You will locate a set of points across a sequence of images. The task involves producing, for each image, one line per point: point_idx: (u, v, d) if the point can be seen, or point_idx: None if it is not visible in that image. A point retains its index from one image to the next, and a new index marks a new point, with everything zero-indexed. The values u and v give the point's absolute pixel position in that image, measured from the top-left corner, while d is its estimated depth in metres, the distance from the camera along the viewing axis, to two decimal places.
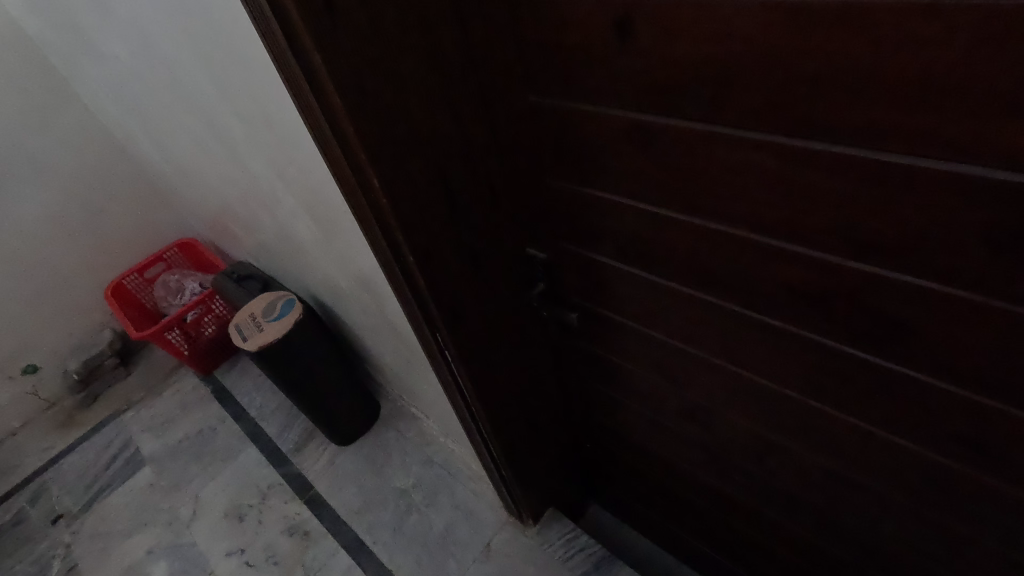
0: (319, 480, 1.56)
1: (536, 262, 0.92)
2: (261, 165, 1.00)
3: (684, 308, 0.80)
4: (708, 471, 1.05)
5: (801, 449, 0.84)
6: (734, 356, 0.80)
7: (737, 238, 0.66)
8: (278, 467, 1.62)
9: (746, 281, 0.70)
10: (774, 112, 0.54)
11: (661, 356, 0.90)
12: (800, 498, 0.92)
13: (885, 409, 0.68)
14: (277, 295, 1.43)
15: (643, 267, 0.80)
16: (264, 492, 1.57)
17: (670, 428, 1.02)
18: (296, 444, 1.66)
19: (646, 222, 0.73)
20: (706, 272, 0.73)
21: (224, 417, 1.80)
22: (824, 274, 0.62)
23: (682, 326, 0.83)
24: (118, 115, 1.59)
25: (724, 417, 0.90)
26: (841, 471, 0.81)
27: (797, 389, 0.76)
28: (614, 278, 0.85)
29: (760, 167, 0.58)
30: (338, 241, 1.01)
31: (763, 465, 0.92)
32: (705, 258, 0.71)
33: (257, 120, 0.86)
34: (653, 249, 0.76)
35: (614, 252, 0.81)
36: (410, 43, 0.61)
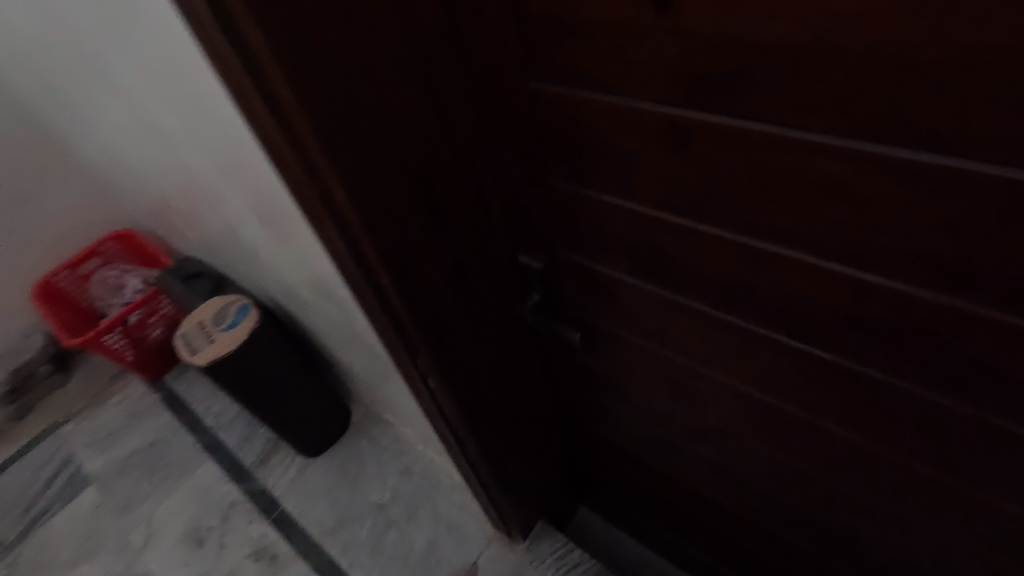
0: (286, 495, 1.44)
1: (530, 270, 0.80)
2: (199, 160, 0.84)
3: (703, 327, 0.69)
4: (718, 490, 0.96)
5: (827, 480, 0.75)
6: (761, 380, 0.70)
7: (780, 256, 0.55)
8: (240, 483, 1.49)
9: (787, 305, 0.59)
10: (851, 109, 0.41)
11: (672, 376, 0.80)
12: (821, 526, 0.84)
13: (936, 449, 0.60)
14: (229, 299, 1.27)
15: (659, 283, 0.69)
16: (225, 511, 1.44)
17: (676, 446, 0.93)
18: (259, 456, 1.52)
19: (667, 233, 0.62)
20: (737, 291, 0.62)
21: (179, 428, 1.65)
22: (889, 304, 0.51)
23: (702, 346, 0.72)
24: (32, 92, 1.37)
25: (740, 440, 0.81)
26: (873, 505, 0.73)
27: (828, 420, 0.67)
28: (621, 292, 0.74)
29: (820, 179, 0.47)
30: (293, 247, 0.87)
31: (781, 490, 0.84)
32: (738, 277, 0.60)
33: (187, 108, 0.70)
34: (674, 263, 0.65)
35: (625, 264, 0.70)
36: (373, 21, 0.48)
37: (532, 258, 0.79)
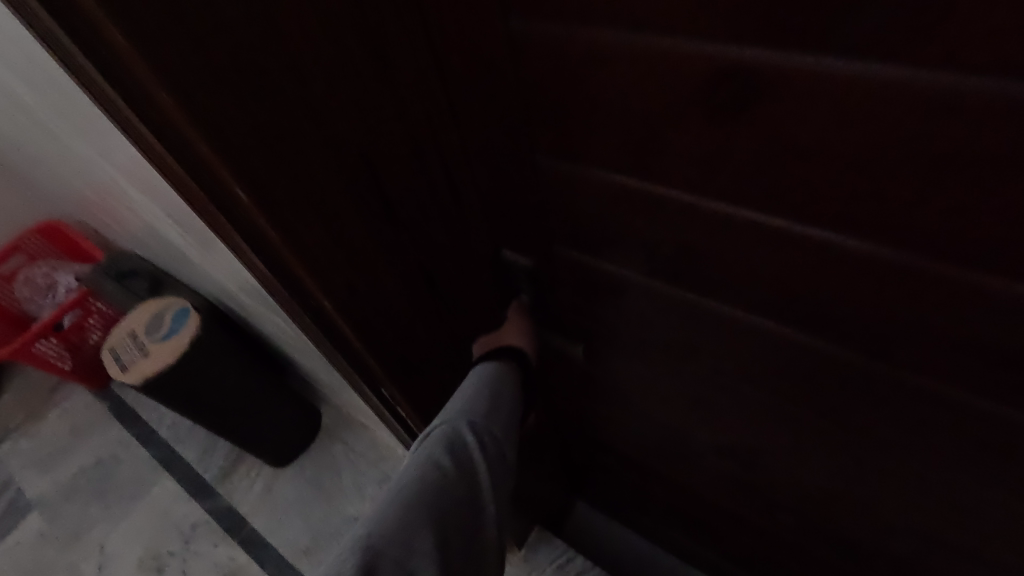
0: (254, 513, 1.29)
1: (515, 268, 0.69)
2: (87, 147, 0.67)
3: (735, 338, 0.57)
4: (745, 507, 0.82)
5: (883, 508, 0.63)
6: (808, 399, 0.57)
7: (853, 255, 0.41)
8: (201, 501, 1.34)
9: (855, 316, 0.46)
10: (985, 48, 0.28)
11: (692, 385, 0.67)
12: (870, 555, 0.71)
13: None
14: (164, 304, 1.09)
15: (682, 285, 0.55)
16: (187, 534, 1.30)
17: (692, 458, 0.81)
18: (222, 470, 1.37)
19: (697, 224, 0.48)
20: (783, 298, 0.49)
21: (130, 442, 1.48)
22: (1005, 318, 0.38)
23: (735, 359, 0.59)
24: None
25: (773, 457, 0.69)
26: (943, 541, 0.60)
27: (888, 446, 0.55)
28: (628, 294, 0.61)
29: (944, 148, 0.33)
30: (218, 250, 0.70)
31: (822, 514, 0.71)
32: (789, 280, 0.47)
33: (49, 79, 0.53)
34: (703, 263, 0.51)
35: (636, 262, 0.56)
36: None
37: (517, 254, 0.67)
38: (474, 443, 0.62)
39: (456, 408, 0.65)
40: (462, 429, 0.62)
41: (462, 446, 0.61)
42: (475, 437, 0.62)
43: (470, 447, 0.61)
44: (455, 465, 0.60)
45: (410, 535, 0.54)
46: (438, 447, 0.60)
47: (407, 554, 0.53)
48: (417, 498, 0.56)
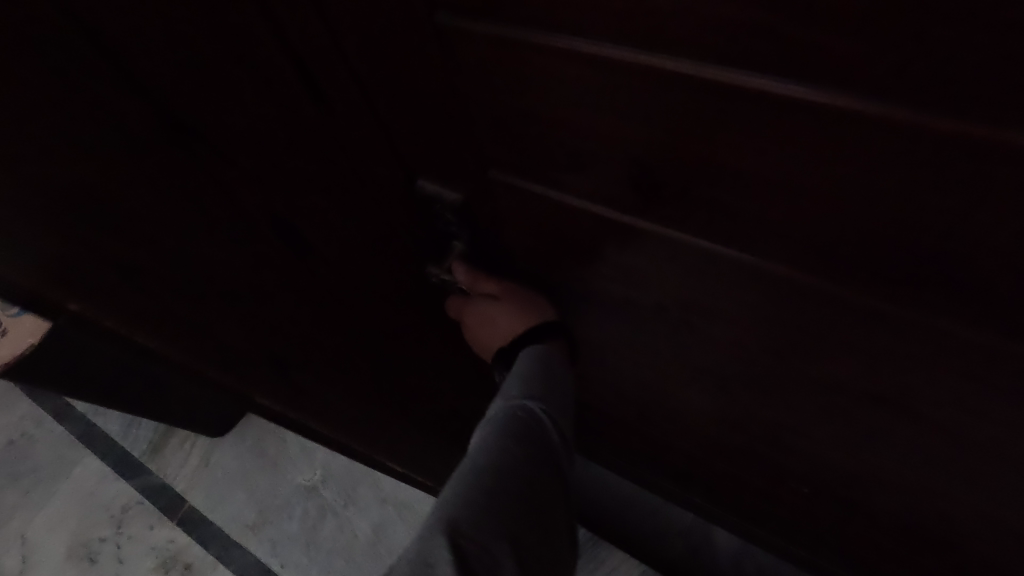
0: (192, 489, 1.15)
1: (440, 206, 0.51)
2: None
3: (742, 281, 0.42)
4: (738, 467, 0.70)
5: (910, 468, 0.52)
6: (823, 350, 0.44)
7: (970, 148, 0.26)
8: (132, 479, 1.18)
9: (949, 247, 0.31)
10: None
11: (679, 340, 0.53)
12: (881, 514, 0.61)
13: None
14: None
15: (668, 214, 0.39)
16: (119, 516, 1.15)
17: (679, 420, 0.68)
18: (152, 443, 1.21)
19: (714, 127, 0.31)
20: (839, 231, 0.33)
21: (43, 418, 1.29)
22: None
23: (732, 305, 0.45)
24: None
25: (778, 417, 0.56)
26: (980, 502, 0.50)
27: (919, 400, 0.44)
28: (598, 232, 0.45)
29: None
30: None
31: (834, 476, 0.60)
32: (851, 203, 0.31)
33: None
34: (714, 183, 0.35)
35: (611, 186, 0.40)
36: None
37: (442, 191, 0.49)
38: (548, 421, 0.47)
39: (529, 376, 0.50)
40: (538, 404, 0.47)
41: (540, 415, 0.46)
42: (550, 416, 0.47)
43: (546, 413, 0.47)
44: (538, 437, 0.45)
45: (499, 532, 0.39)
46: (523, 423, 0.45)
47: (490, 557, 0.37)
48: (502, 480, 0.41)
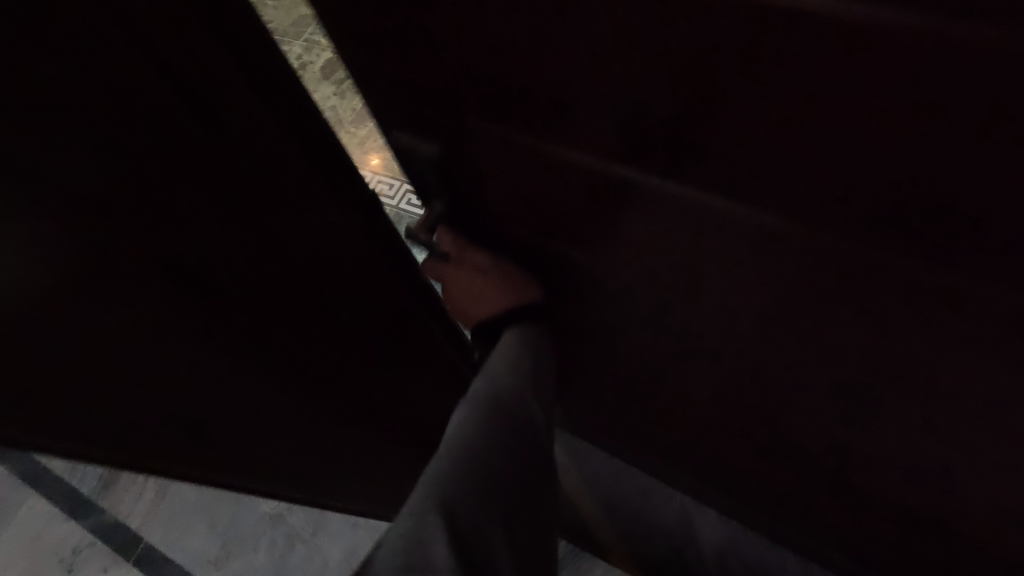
0: (149, 526, 1.07)
1: (417, 157, 0.50)
2: None
3: (735, 242, 0.40)
4: (727, 448, 0.68)
5: (904, 442, 0.50)
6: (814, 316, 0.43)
7: (966, 81, 0.25)
8: (84, 519, 1.10)
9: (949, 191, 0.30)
10: None
11: (665, 313, 0.52)
12: (874, 494, 0.59)
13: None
14: None
15: (654, 164, 0.38)
16: (68, 561, 1.07)
17: (668, 400, 0.66)
18: (106, 479, 1.13)
19: (695, 54, 0.30)
20: (833, 181, 0.32)
21: None
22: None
23: (720, 268, 0.44)
24: None
25: (767, 393, 0.55)
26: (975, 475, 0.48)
27: (911, 369, 0.43)
28: (588, 187, 0.44)
29: None
30: None
31: (826, 456, 0.58)
32: (847, 146, 0.30)
33: None
34: (710, 128, 0.33)
35: (605, 129, 0.38)
36: None
37: (417, 139, 0.49)
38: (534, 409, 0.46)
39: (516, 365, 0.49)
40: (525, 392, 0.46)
41: (514, 388, 0.46)
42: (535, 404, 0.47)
43: (527, 380, 0.47)
44: (522, 412, 0.45)
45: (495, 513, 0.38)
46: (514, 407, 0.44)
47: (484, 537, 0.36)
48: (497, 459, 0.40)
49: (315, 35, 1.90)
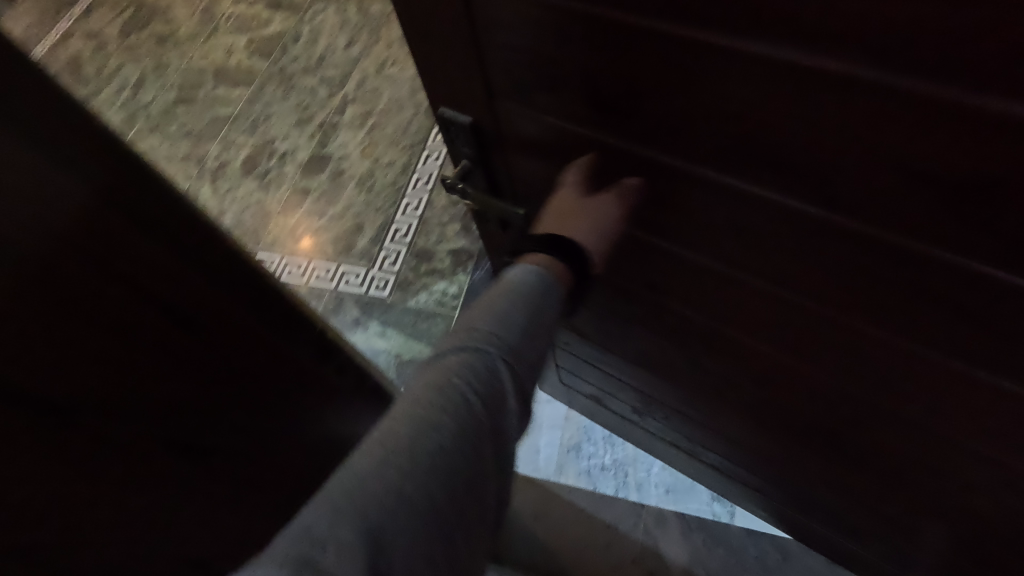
0: None
1: (456, 127, 0.66)
2: None
3: (676, 198, 0.54)
4: (694, 389, 0.82)
5: (817, 375, 0.62)
6: (732, 259, 0.56)
7: (786, 80, 0.38)
8: None
9: (789, 151, 0.42)
10: None
11: (637, 256, 0.67)
12: (809, 425, 0.71)
13: (966, 332, 0.45)
14: None
15: (619, 133, 0.52)
16: None
17: (642, 339, 0.81)
18: None
19: (631, 53, 0.45)
20: (718, 138, 0.46)
21: None
22: (950, 127, 0.34)
23: (663, 218, 0.58)
24: None
25: (712, 331, 0.69)
26: (867, 399, 0.60)
27: (804, 303, 0.55)
28: (575, 154, 0.58)
29: None
30: None
31: (765, 389, 0.72)
32: (719, 115, 0.44)
33: None
34: (644, 101, 0.47)
35: (580, 104, 0.52)
36: None
37: (456, 111, 0.64)
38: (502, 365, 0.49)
39: (492, 321, 0.51)
40: (491, 351, 0.49)
41: (452, 344, 0.50)
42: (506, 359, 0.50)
43: (447, 335, 0.52)
44: (478, 374, 0.48)
45: (411, 476, 0.43)
46: (470, 370, 0.48)
47: (394, 498, 0.41)
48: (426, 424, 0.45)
49: (233, 132, 1.93)
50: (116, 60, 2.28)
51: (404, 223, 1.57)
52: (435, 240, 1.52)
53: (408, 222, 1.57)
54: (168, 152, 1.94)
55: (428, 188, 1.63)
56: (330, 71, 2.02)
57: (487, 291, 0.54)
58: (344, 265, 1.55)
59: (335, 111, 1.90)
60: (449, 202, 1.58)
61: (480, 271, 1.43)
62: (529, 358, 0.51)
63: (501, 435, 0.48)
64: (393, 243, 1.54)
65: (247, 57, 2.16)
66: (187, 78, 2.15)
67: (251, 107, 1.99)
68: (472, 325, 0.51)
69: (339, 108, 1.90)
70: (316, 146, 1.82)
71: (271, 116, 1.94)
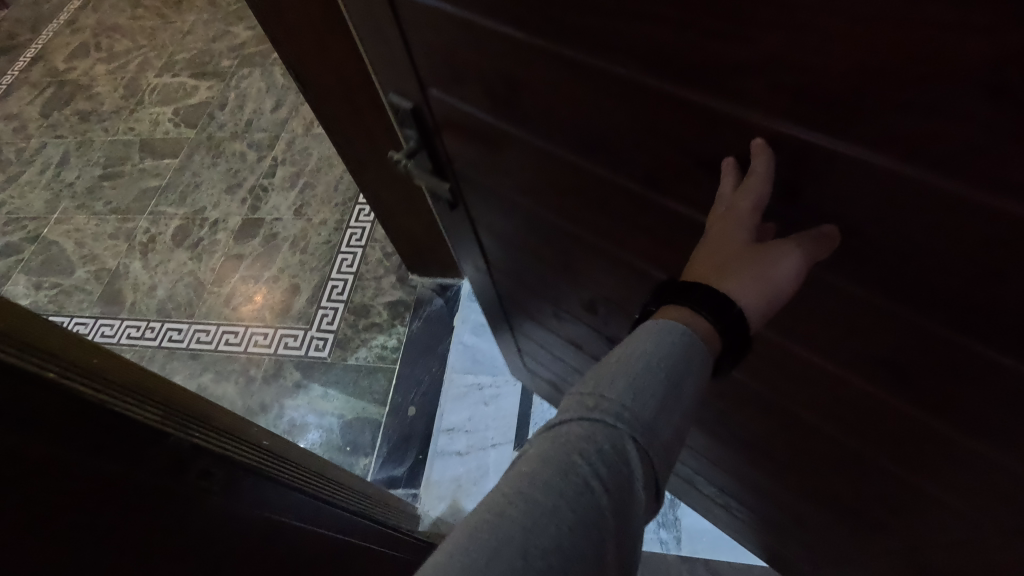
0: None
1: (402, 113, 0.71)
2: None
3: (573, 182, 0.61)
4: None
5: None
6: (627, 242, 0.63)
7: (623, 92, 0.46)
8: None
9: (640, 148, 0.49)
10: None
11: (559, 239, 0.74)
12: (727, 419, 0.76)
13: (813, 326, 0.51)
14: None
15: (520, 126, 0.59)
16: None
17: (581, 319, 0.87)
18: None
19: (517, 63, 0.51)
20: (590, 136, 0.52)
21: None
22: (734, 136, 0.42)
23: (569, 204, 0.65)
24: None
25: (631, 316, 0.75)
26: (761, 390, 0.65)
27: None
28: (494, 146, 0.65)
29: None
30: None
31: None
32: (586, 119, 0.51)
33: None
34: (530, 98, 0.54)
35: (485, 100, 0.59)
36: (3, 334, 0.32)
37: (400, 97, 0.70)
38: (636, 451, 0.37)
39: (625, 383, 0.39)
40: (623, 432, 0.37)
41: (575, 411, 0.38)
42: (639, 445, 0.37)
43: (567, 394, 0.40)
44: (606, 464, 0.36)
45: None
46: (594, 454, 0.36)
47: None
48: (536, 533, 0.33)
49: (161, 205, 1.91)
50: (37, 141, 2.24)
51: (340, 280, 1.58)
52: (371, 295, 1.53)
53: (343, 279, 1.58)
54: (95, 229, 1.90)
55: (361, 243, 1.64)
56: (259, 134, 2.03)
57: (621, 340, 0.42)
58: (281, 329, 1.53)
59: (265, 174, 1.90)
60: (383, 256, 1.60)
61: (418, 321, 1.45)
62: (669, 441, 0.39)
63: (622, 551, 0.36)
64: (330, 302, 1.55)
65: (173, 127, 2.15)
66: (112, 153, 2.13)
67: (179, 176, 1.98)
68: (597, 384, 0.39)
69: (269, 171, 1.91)
70: (247, 211, 1.82)
71: (200, 185, 1.93)
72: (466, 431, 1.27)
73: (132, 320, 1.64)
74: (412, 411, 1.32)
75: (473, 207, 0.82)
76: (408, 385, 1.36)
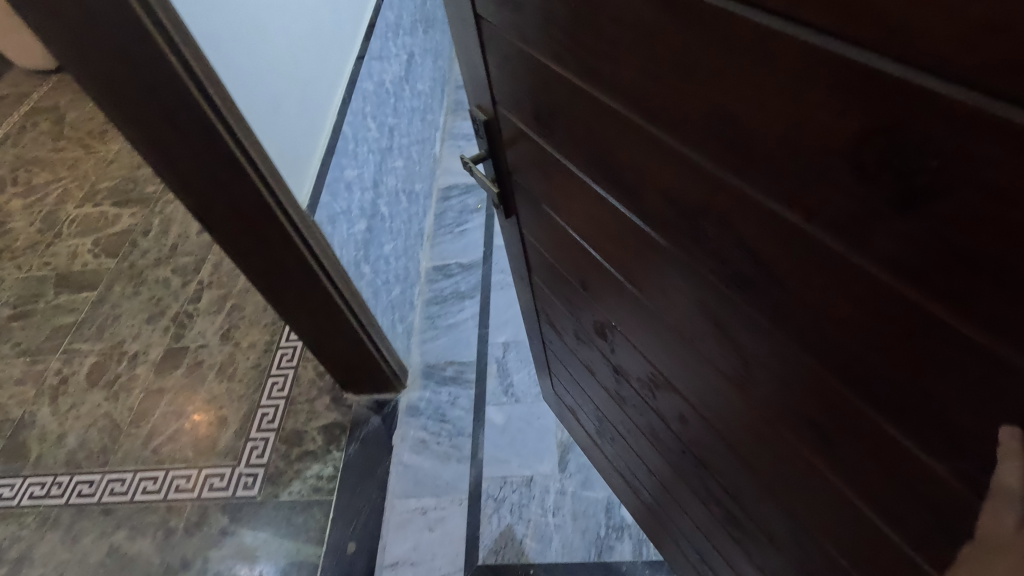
0: None
1: (478, 125, 0.73)
2: None
3: (587, 202, 0.60)
4: (632, 411, 0.84)
5: (706, 432, 0.65)
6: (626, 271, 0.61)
7: (623, 133, 0.47)
8: None
9: (638, 186, 0.49)
10: None
11: (573, 254, 0.72)
12: (715, 488, 0.72)
13: (775, 402, 0.49)
14: None
15: (552, 144, 0.59)
16: None
17: (588, 340, 0.84)
18: None
19: (553, 90, 0.52)
20: (600, 167, 0.53)
21: None
22: (692, 181, 0.42)
23: (583, 219, 0.63)
24: None
25: (628, 345, 0.72)
26: (738, 461, 0.63)
27: (672, 335, 0.59)
28: (535, 158, 0.65)
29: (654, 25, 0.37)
30: None
31: (677, 427, 0.73)
32: (601, 149, 0.51)
33: None
34: (564, 121, 0.54)
35: (535, 117, 0.59)
36: None
37: (480, 110, 0.71)
38: None
39: None
40: None
41: None
42: None
43: None
44: None
45: None
46: None
47: None
48: None
49: (76, 341, 1.80)
50: None
51: (271, 407, 1.49)
52: (305, 419, 1.45)
53: (274, 404, 1.50)
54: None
55: (293, 363, 1.58)
56: (184, 259, 1.98)
57: None
58: (207, 468, 1.41)
59: (191, 299, 1.84)
60: (316, 375, 1.53)
61: (355, 444, 1.37)
62: None
63: None
64: (260, 433, 1.45)
65: (93, 258, 2.08)
66: (24, 290, 2.02)
67: (97, 309, 1.89)
68: None
69: (194, 296, 1.85)
70: (171, 339, 1.73)
71: (119, 316, 1.84)
72: (413, 563, 1.18)
73: (36, 476, 1.48)
74: (352, 548, 1.22)
75: (525, 219, 0.81)
76: (347, 519, 1.26)
